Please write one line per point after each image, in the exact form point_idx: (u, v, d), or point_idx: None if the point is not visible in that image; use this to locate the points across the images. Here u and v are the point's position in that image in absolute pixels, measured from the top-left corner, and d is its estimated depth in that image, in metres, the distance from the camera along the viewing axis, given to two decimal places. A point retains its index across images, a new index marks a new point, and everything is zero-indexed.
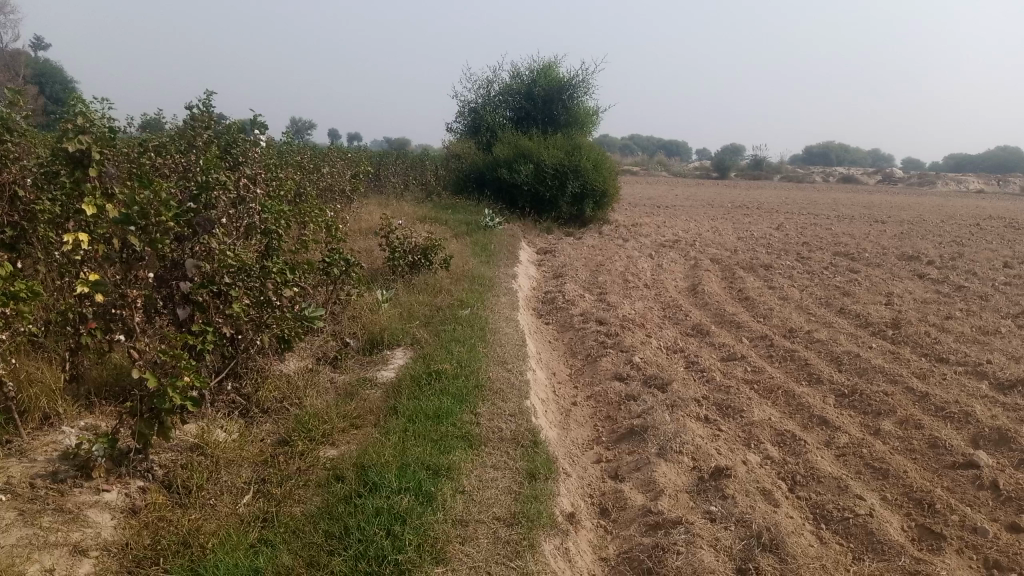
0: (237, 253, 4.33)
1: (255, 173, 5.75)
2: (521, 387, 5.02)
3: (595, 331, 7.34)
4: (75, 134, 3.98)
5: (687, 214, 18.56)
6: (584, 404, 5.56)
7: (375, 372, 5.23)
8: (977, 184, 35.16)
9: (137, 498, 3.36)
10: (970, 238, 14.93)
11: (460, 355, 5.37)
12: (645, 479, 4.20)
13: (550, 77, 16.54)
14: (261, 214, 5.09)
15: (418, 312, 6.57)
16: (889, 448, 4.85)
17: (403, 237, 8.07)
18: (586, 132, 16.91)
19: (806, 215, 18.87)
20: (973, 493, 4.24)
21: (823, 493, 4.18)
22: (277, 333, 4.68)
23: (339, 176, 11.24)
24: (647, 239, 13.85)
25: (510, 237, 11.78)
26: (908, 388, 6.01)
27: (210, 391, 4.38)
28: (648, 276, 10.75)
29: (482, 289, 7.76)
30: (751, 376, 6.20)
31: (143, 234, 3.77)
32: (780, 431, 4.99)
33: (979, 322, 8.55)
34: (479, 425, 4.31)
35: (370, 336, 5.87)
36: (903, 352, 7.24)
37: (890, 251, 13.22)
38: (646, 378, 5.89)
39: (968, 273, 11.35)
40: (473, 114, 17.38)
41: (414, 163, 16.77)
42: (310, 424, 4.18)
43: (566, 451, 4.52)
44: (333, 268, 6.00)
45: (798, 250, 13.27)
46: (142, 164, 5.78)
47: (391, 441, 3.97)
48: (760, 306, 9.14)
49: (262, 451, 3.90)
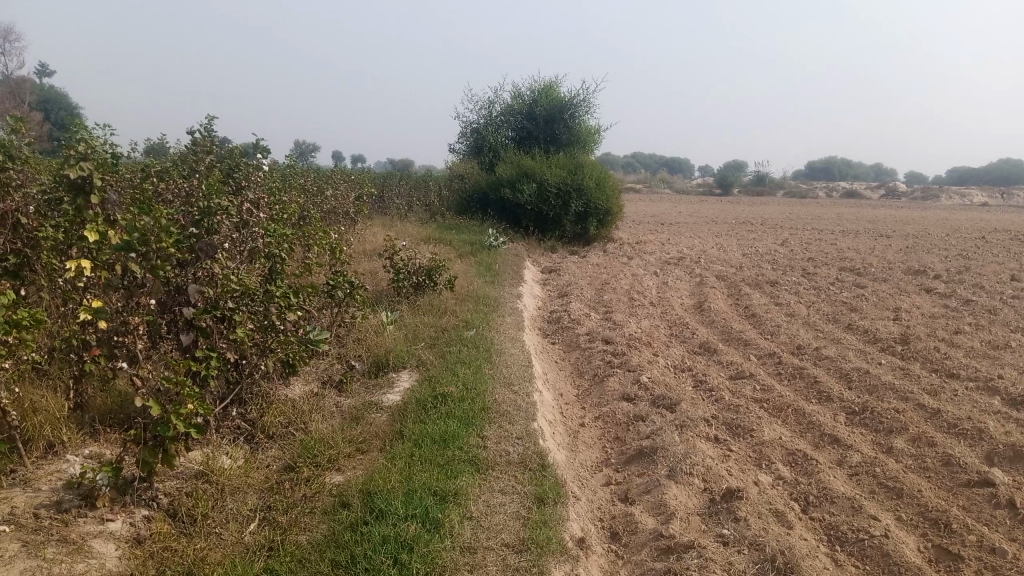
0: (240, 277, 4.31)
1: (258, 197, 5.74)
2: (528, 409, 4.96)
3: (602, 350, 7.29)
4: (76, 161, 3.97)
5: (691, 231, 18.54)
6: (591, 425, 5.49)
7: (380, 396, 5.18)
8: (981, 197, 35.12)
9: (142, 527, 3.31)
10: (976, 251, 14.87)
11: (465, 377, 5.32)
12: (655, 502, 4.14)
13: (551, 96, 16.60)
14: (265, 238, 5.07)
15: (424, 334, 6.53)
16: (903, 467, 4.78)
17: (407, 258, 8.06)
18: (588, 151, 16.95)
19: (810, 230, 18.83)
20: (990, 512, 4.17)
21: (838, 514, 4.11)
22: (282, 358, 4.65)
23: (343, 198, 11.25)
24: (652, 256, 13.82)
25: (515, 257, 11.76)
26: (920, 405, 5.95)
27: (215, 418, 4.36)
28: (654, 294, 10.71)
29: (487, 310, 7.72)
30: (761, 395, 6.14)
31: (145, 261, 3.74)
32: (791, 451, 4.92)
33: (988, 336, 8.48)
34: (485, 449, 4.26)
35: (375, 359, 5.83)
36: (912, 367, 7.18)
37: (896, 265, 13.18)
38: (654, 397, 5.83)
39: (975, 286, 11.29)
40: (475, 134, 17.43)
41: (417, 183, 16.78)
42: (315, 449, 4.13)
43: (575, 474, 4.47)
44: (337, 290, 5.98)
45: (804, 266, 13.22)
46: (146, 189, 5.78)
47: (397, 467, 3.92)
48: (767, 323, 9.09)
49: (267, 478, 3.86)
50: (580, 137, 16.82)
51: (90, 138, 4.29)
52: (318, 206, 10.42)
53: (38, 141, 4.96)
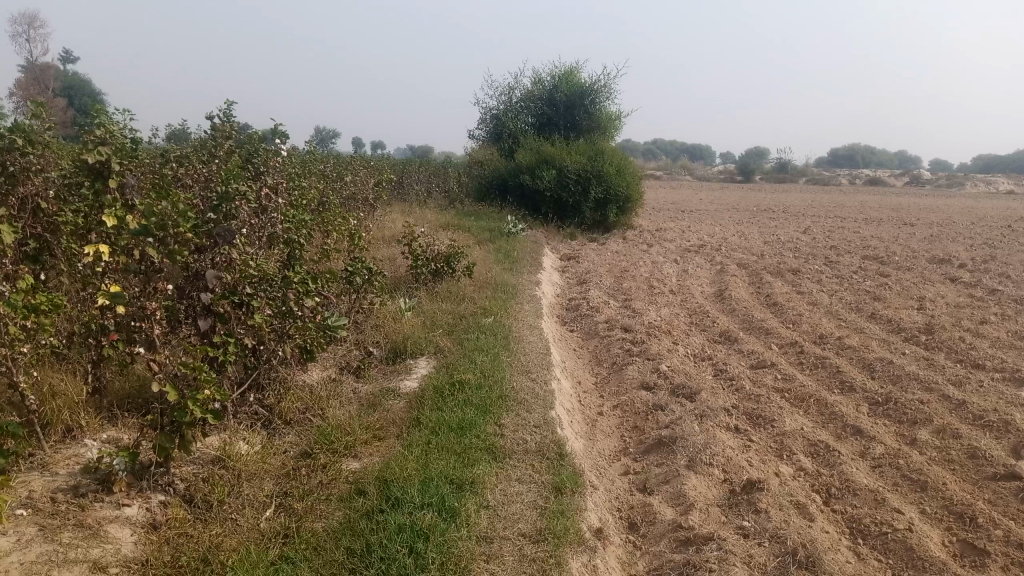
0: (258, 262, 4.29)
1: (277, 182, 5.72)
2: (546, 397, 4.92)
3: (621, 338, 7.23)
4: (94, 145, 3.93)
5: (712, 219, 18.40)
6: (610, 414, 5.44)
7: (398, 382, 5.16)
8: (1008, 185, 34.57)
9: (158, 513, 3.31)
10: (1002, 240, 14.65)
11: (483, 365, 5.28)
12: (674, 493, 4.09)
13: (571, 82, 16.47)
14: (283, 224, 5.05)
15: (442, 321, 6.51)
16: (927, 459, 4.70)
17: (426, 245, 8.02)
18: (608, 138, 16.83)
19: (832, 218, 18.61)
20: (1016, 506, 4.09)
21: (860, 506, 4.05)
22: (299, 344, 4.64)
23: (363, 184, 11.23)
24: (672, 244, 13.71)
25: (534, 244, 11.70)
26: (945, 397, 5.86)
27: (232, 403, 4.34)
28: (674, 282, 10.62)
29: (505, 297, 7.68)
30: (782, 384, 6.07)
31: (162, 246, 3.72)
32: (813, 441, 4.86)
33: (1014, 326, 8.35)
34: (503, 437, 4.22)
35: (393, 345, 5.81)
36: (937, 358, 7.07)
37: (920, 254, 12.99)
38: (674, 387, 5.77)
39: (1001, 276, 11.12)
40: (495, 120, 17.36)
41: (436, 169, 16.72)
42: (332, 436, 4.11)
43: (592, 463, 4.43)
44: (355, 277, 5.97)
45: (826, 254, 13.07)
46: (165, 176, 5.77)
47: (414, 454, 3.89)
48: (789, 312, 8.98)
49: (284, 464, 3.85)
50: (600, 123, 16.70)
51: (109, 123, 4.26)
52: (337, 192, 10.40)
53: (58, 126, 4.94)
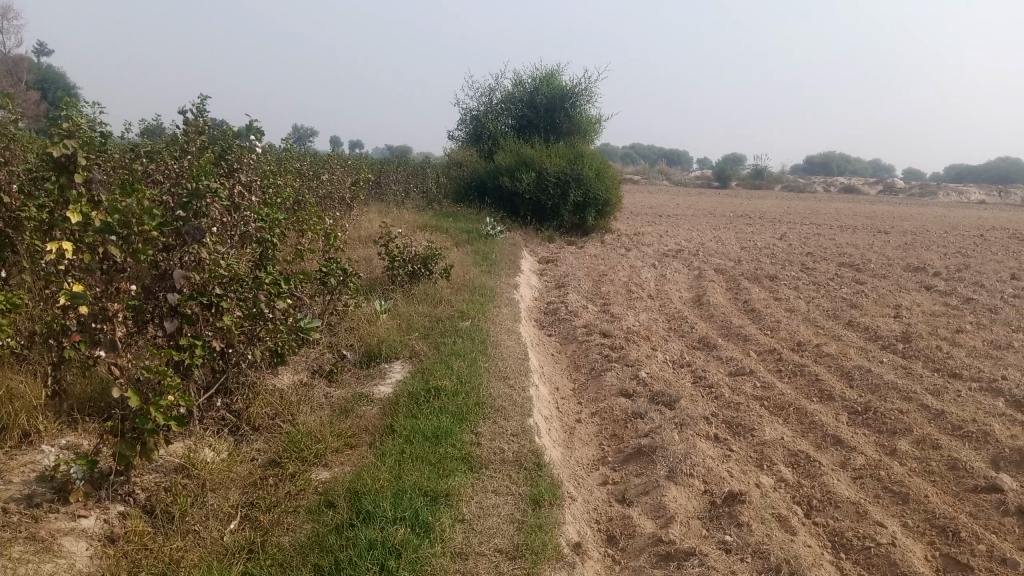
0: (227, 263, 4.16)
1: (250, 179, 5.57)
2: (524, 404, 4.82)
3: (599, 344, 7.15)
4: (59, 138, 3.74)
5: (690, 224, 18.41)
6: (588, 421, 5.35)
7: (372, 388, 5.03)
8: (979, 195, 35.01)
9: (116, 525, 3.16)
10: (975, 249, 14.77)
11: (460, 370, 5.16)
12: (654, 504, 4.00)
13: (552, 84, 16.40)
14: (256, 222, 4.92)
15: (419, 324, 6.38)
16: (908, 470, 4.65)
17: (403, 246, 7.89)
18: (588, 141, 16.78)
19: (808, 224, 18.70)
20: (998, 519, 4.05)
21: (842, 519, 3.98)
22: (270, 347, 4.51)
23: (339, 183, 11.06)
24: (650, 248, 13.68)
25: (512, 247, 11.60)
26: (924, 406, 5.83)
27: (198, 408, 4.20)
28: (652, 286, 10.56)
29: (483, 300, 7.56)
30: (762, 392, 6.00)
31: (124, 245, 3.55)
32: (794, 451, 4.79)
33: (989, 336, 8.38)
34: (479, 446, 4.11)
35: (367, 349, 5.68)
36: (914, 366, 7.05)
37: (895, 261, 13.06)
38: (653, 394, 5.69)
39: (975, 285, 11.19)
40: (475, 121, 17.26)
41: (415, 170, 16.57)
42: (301, 444, 3.98)
43: (571, 473, 4.33)
44: (330, 278, 5.85)
45: (803, 260, 13.10)
46: (135, 172, 5.60)
47: (388, 463, 3.77)
48: (767, 318, 8.94)
49: (251, 472, 3.71)
50: (580, 126, 16.64)
51: (76, 115, 4.09)
52: (313, 191, 10.23)
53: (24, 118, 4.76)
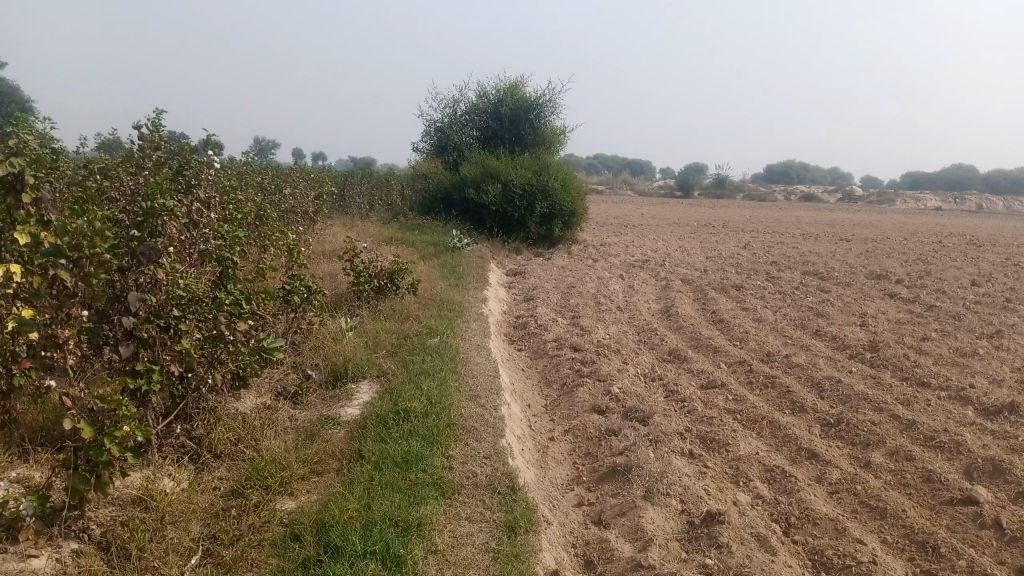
0: (186, 283, 4.02)
1: (210, 195, 5.40)
2: (495, 424, 4.71)
3: (570, 358, 7.06)
4: (6, 156, 3.56)
5: (655, 234, 18.45)
6: (561, 439, 5.25)
7: (339, 409, 4.88)
8: (935, 202, 35.65)
9: (69, 564, 2.98)
10: (935, 256, 14.98)
11: (430, 390, 5.03)
12: (632, 526, 3.91)
13: (517, 96, 16.36)
14: (215, 240, 4.78)
15: (386, 341, 6.24)
16: (883, 483, 4.62)
17: (369, 261, 7.74)
18: (553, 152, 16.77)
19: (771, 233, 18.84)
20: (975, 532, 4.03)
21: (821, 536, 3.93)
22: (232, 370, 4.37)
23: (302, 197, 10.87)
24: (617, 259, 13.66)
25: (479, 259, 11.49)
26: (895, 416, 5.82)
27: (157, 436, 4.03)
28: (620, 298, 10.52)
29: (452, 316, 7.43)
30: (734, 405, 5.95)
31: (75, 269, 3.37)
32: (770, 467, 4.73)
33: (955, 343, 8.44)
34: (451, 471, 3.99)
35: (333, 368, 5.53)
36: (883, 376, 7.07)
37: (858, 269, 13.19)
38: (627, 410, 5.61)
39: (937, 292, 11.31)
40: (440, 133, 17.17)
41: (379, 182, 16.41)
42: (265, 471, 3.83)
43: (545, 495, 4.22)
44: (293, 295, 5.72)
45: (767, 269, 13.16)
46: (90, 189, 5.40)
47: (357, 492, 3.63)
48: (735, 329, 8.93)
49: (213, 502, 3.56)
50: (545, 137, 16.61)
51: (25, 131, 3.91)
52: (275, 205, 10.04)
53: None
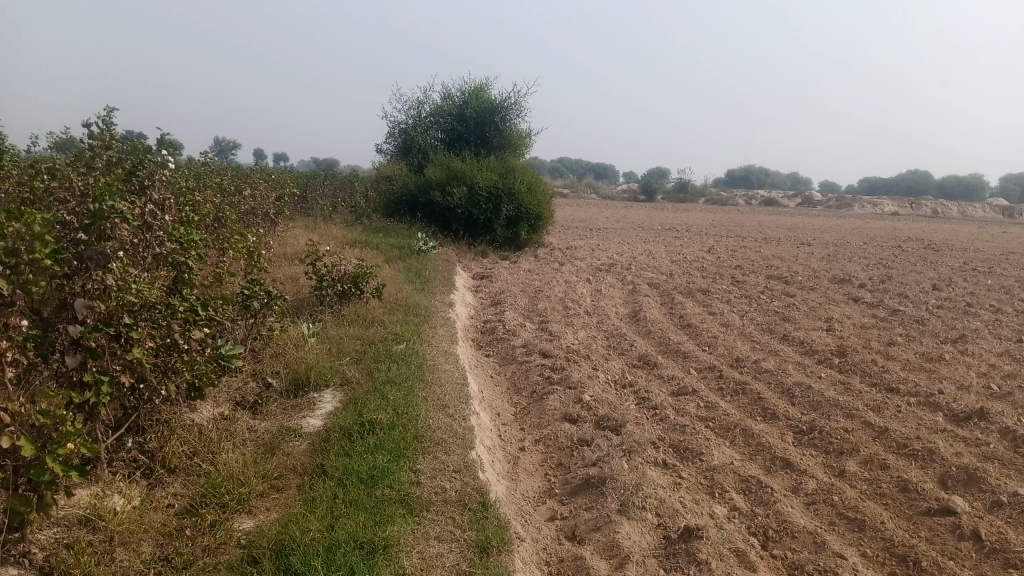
0: (139, 288, 3.84)
1: (164, 197, 5.15)
2: (465, 436, 4.54)
3: (539, 365, 6.91)
4: None
5: (619, 237, 18.40)
6: (532, 450, 5.10)
7: (300, 420, 4.68)
8: (893, 206, 36.21)
9: None
10: (895, 260, 15.11)
11: (396, 400, 4.84)
12: (607, 543, 3.77)
13: (482, 98, 16.21)
14: (170, 244, 4.60)
15: (350, 348, 6.04)
16: (859, 494, 4.54)
17: (332, 264, 7.51)
18: (519, 155, 16.65)
19: (733, 237, 18.89)
20: (954, 544, 3.96)
21: (800, 550, 3.84)
22: (187, 380, 4.17)
23: (264, 198, 10.60)
24: (583, 262, 13.56)
25: (445, 262, 11.31)
26: (867, 424, 5.76)
27: (106, 450, 3.83)
28: (588, 302, 10.40)
29: (418, 321, 7.23)
30: (706, 413, 5.85)
31: (12, 276, 3.09)
32: (745, 477, 4.63)
33: (921, 348, 8.45)
34: (419, 486, 3.83)
35: (294, 376, 5.32)
36: (852, 382, 7.02)
37: (821, 273, 13.25)
38: (598, 419, 5.48)
39: (900, 296, 11.38)
40: (405, 135, 16.97)
41: (342, 184, 16.19)
42: (222, 487, 3.63)
43: (516, 509, 4.08)
44: (253, 301, 5.51)
45: (732, 273, 13.16)
46: (36, 189, 5.12)
47: (318, 511, 3.43)
48: (704, 334, 8.85)
49: (165, 521, 3.36)
50: (511, 140, 16.48)
51: None
52: (235, 206, 9.75)
53: None
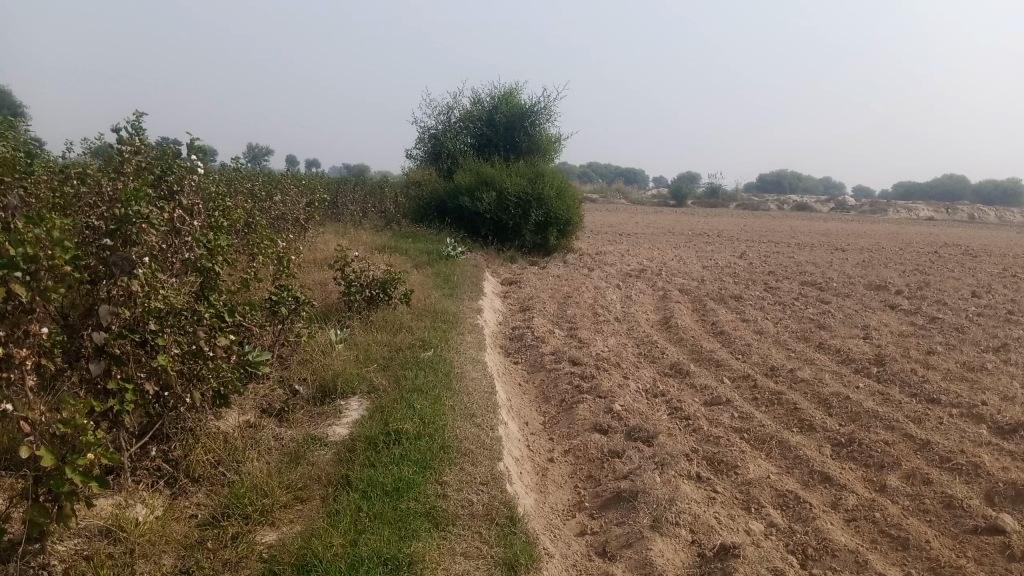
0: (164, 294, 3.80)
1: (193, 203, 5.11)
2: (493, 447, 4.44)
3: (569, 373, 6.79)
4: None
5: (649, 243, 18.23)
6: (561, 460, 4.99)
7: (326, 429, 4.62)
8: (928, 211, 35.57)
9: None
10: (933, 266, 14.79)
11: (423, 409, 4.75)
12: (640, 560, 3.65)
13: (511, 103, 16.14)
14: (198, 249, 4.56)
15: (377, 355, 5.97)
16: (901, 510, 4.37)
17: (360, 270, 7.46)
18: (548, 160, 16.56)
19: (765, 242, 18.62)
20: (1004, 565, 3.78)
21: (841, 571, 3.70)
22: (213, 387, 4.11)
23: (294, 204, 10.60)
24: (613, 268, 13.42)
25: (474, 268, 11.24)
26: (908, 436, 5.56)
27: (130, 459, 3.79)
28: (618, 309, 10.26)
29: (446, 328, 7.15)
30: (740, 423, 5.70)
31: (31, 282, 3.03)
32: (782, 492, 4.48)
33: (962, 357, 8.21)
34: (445, 499, 3.73)
35: (321, 384, 5.26)
36: (892, 392, 6.81)
37: (856, 279, 12.98)
38: (630, 429, 5.35)
39: (938, 303, 11.10)
40: (434, 140, 16.96)
41: (372, 189, 16.22)
42: (245, 498, 3.57)
43: (545, 523, 3.98)
44: (280, 307, 5.51)
45: (765, 280, 12.93)
46: (66, 195, 5.12)
47: (342, 525, 3.35)
48: (737, 342, 8.67)
49: (186, 533, 3.30)
50: (540, 145, 16.38)
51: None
52: (265, 212, 9.77)
53: None
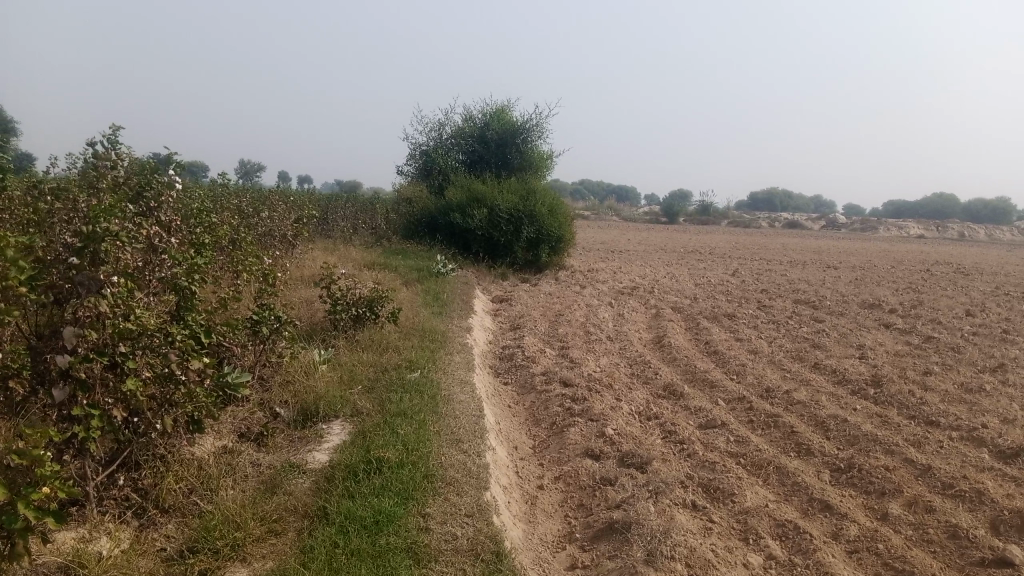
0: (137, 315, 3.60)
1: (171, 219, 4.91)
2: (479, 475, 4.26)
3: (560, 394, 6.60)
4: None
5: (642, 260, 18.09)
6: (551, 488, 4.80)
7: (306, 455, 4.42)
8: (918, 229, 35.61)
9: None
10: (926, 284, 14.69)
11: (407, 434, 4.56)
12: None
13: (503, 120, 16.04)
14: (175, 267, 4.37)
15: (362, 376, 5.78)
16: (905, 540, 4.19)
17: (347, 288, 7.27)
18: (540, 177, 16.44)
19: (757, 260, 18.51)
20: None
21: None
22: (187, 412, 3.91)
23: (281, 220, 10.41)
24: (604, 285, 13.27)
25: (464, 285, 11.07)
26: (908, 461, 5.39)
27: (96, 488, 3.59)
28: (610, 327, 10.09)
29: (434, 347, 6.96)
30: (736, 448, 5.52)
31: None
32: (780, 521, 4.31)
33: (959, 377, 8.06)
34: (428, 533, 3.54)
35: (302, 406, 5.06)
36: (890, 414, 6.65)
37: (850, 297, 12.86)
38: (623, 455, 5.17)
39: (933, 322, 10.97)
40: (425, 156, 16.82)
41: (363, 206, 16.06)
42: (217, 530, 3.38)
43: (533, 558, 3.80)
44: (263, 326, 5.30)
45: (758, 298, 12.80)
46: (40, 210, 4.94)
47: (316, 564, 3.15)
48: (731, 362, 8.51)
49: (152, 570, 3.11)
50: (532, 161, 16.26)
51: None
52: (252, 228, 9.60)
53: None
